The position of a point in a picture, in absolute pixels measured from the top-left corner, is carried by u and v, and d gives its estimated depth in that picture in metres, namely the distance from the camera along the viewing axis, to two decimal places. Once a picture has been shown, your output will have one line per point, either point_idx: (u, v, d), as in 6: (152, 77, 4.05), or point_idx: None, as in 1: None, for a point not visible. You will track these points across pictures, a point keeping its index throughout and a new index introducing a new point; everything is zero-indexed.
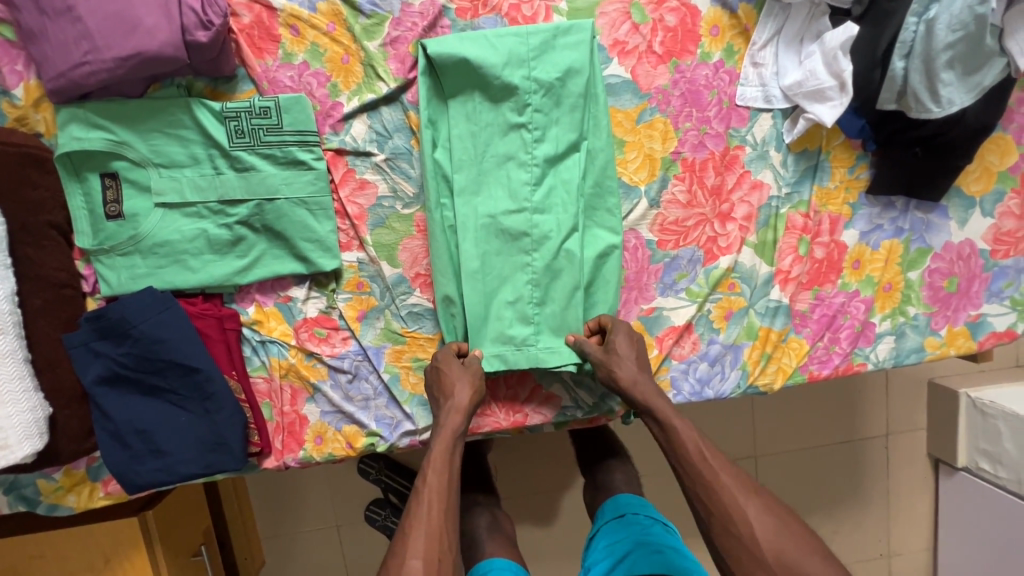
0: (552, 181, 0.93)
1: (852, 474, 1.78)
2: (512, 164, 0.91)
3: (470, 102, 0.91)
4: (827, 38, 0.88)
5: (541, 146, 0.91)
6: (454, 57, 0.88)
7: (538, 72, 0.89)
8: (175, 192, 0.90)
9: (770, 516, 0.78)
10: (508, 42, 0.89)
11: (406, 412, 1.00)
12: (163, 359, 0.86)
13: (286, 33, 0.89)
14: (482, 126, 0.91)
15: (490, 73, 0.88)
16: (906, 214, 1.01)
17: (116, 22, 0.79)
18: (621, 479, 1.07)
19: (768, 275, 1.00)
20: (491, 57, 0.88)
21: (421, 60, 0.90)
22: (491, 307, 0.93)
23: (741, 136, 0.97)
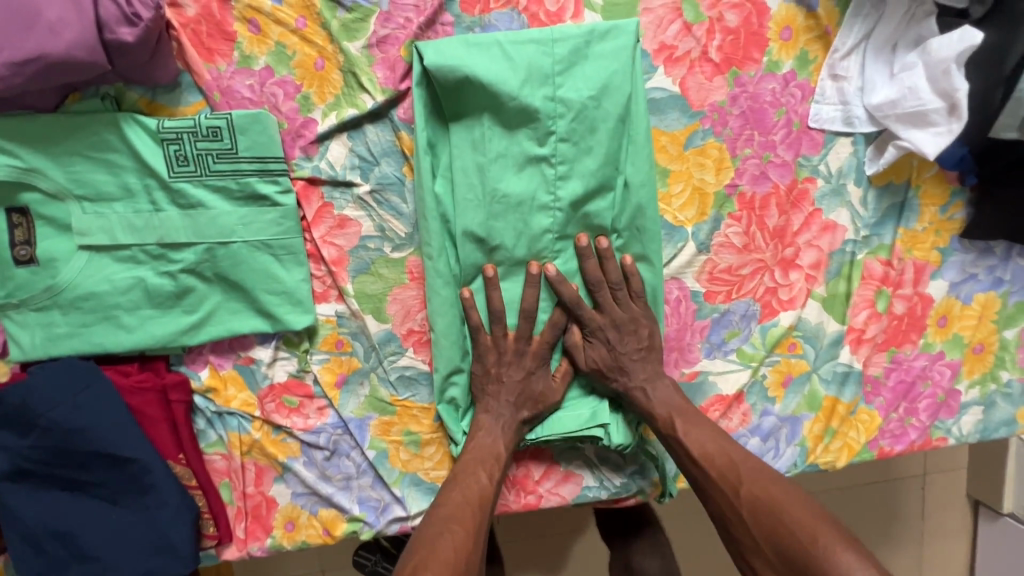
0: (581, 227, 0.74)
1: (885, 520, 1.62)
2: (532, 206, 0.73)
3: (479, 127, 0.72)
4: (933, 47, 0.69)
5: (568, 183, 0.72)
6: (459, 71, 0.69)
7: (566, 91, 0.70)
8: (103, 232, 0.71)
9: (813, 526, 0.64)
10: (528, 51, 0.69)
11: (395, 495, 0.82)
12: (85, 450, 0.68)
13: (243, 30, 0.70)
14: (494, 159, 0.72)
15: (505, 91, 0.69)
16: (1006, 262, 0.83)
17: (9, 15, 0.59)
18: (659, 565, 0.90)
19: (838, 334, 0.82)
20: (506, 70, 0.69)
21: (417, 72, 0.70)
22: (504, 380, 0.77)
23: (812, 166, 0.78)
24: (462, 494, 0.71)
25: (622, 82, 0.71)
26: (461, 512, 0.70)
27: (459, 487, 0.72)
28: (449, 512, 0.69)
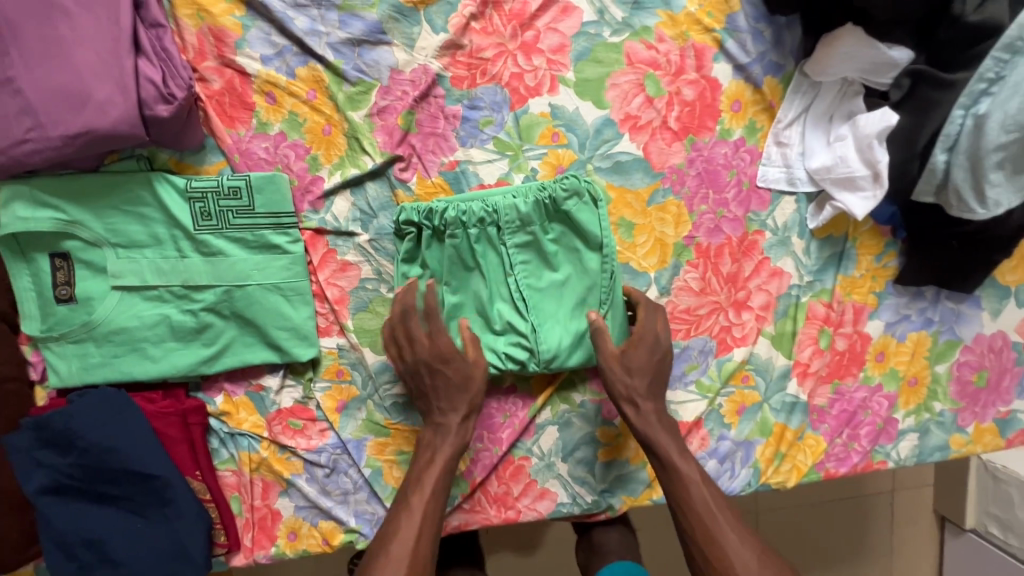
0: (553, 336, 0.84)
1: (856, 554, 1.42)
2: (509, 310, 0.85)
3: (463, 251, 0.83)
4: (860, 122, 0.80)
5: (539, 306, 0.85)
6: (451, 212, 0.81)
7: (548, 234, 0.84)
8: (135, 275, 0.80)
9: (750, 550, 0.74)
10: (518, 200, 0.82)
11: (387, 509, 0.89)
12: (115, 468, 0.78)
13: (261, 101, 0.80)
14: (474, 275, 0.85)
15: (490, 232, 0.82)
16: (936, 305, 0.94)
17: (64, 97, 0.69)
18: (616, 538, 0.99)
19: (785, 368, 0.93)
20: (496, 221, 0.82)
21: (413, 210, 0.81)
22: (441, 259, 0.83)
23: (761, 221, 0.89)
24: (441, 419, 0.80)
25: (597, 234, 0.83)
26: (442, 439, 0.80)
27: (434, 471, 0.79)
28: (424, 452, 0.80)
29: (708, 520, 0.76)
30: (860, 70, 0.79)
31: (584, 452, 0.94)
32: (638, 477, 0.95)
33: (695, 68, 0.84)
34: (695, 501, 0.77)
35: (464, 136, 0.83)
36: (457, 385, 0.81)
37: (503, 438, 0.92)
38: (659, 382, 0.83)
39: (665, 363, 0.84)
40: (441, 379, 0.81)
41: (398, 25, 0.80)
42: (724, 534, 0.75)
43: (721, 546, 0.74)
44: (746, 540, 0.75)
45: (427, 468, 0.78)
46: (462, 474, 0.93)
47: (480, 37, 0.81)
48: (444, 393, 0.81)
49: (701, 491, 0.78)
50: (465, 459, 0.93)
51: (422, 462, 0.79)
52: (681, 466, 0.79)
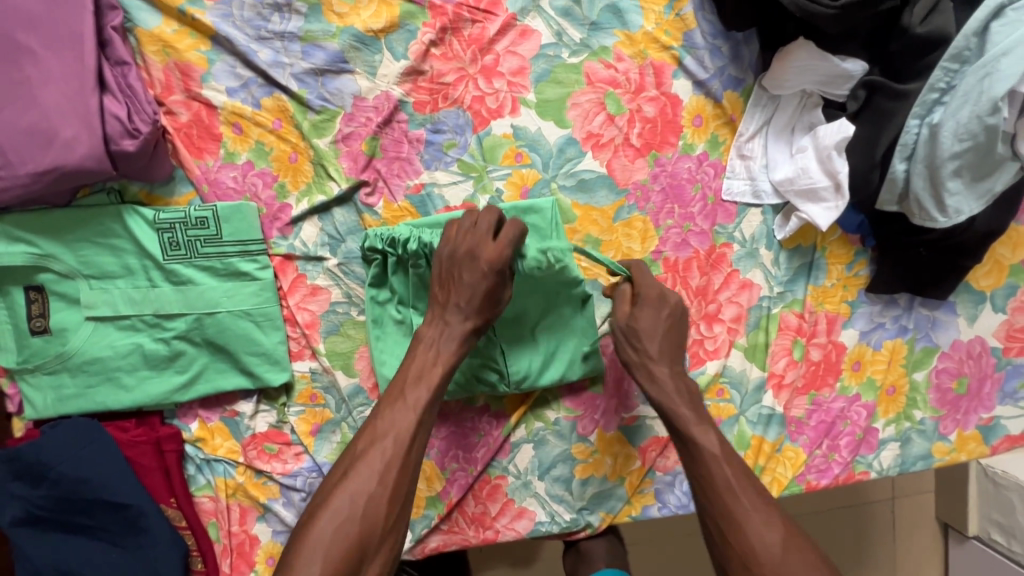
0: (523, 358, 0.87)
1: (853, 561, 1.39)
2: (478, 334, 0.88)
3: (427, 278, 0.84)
4: (820, 133, 0.81)
5: (507, 330, 0.87)
6: (413, 242, 0.81)
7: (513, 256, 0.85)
8: (107, 305, 0.82)
9: (782, 541, 0.67)
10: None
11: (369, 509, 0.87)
12: (88, 497, 0.78)
13: (228, 132, 0.82)
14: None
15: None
16: (910, 312, 0.93)
17: (31, 135, 0.71)
18: (605, 546, 0.97)
19: (760, 380, 0.92)
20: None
21: (378, 239, 0.82)
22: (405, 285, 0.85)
23: (728, 233, 0.89)
24: (385, 422, 0.71)
25: None
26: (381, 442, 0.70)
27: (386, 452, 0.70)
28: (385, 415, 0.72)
29: (717, 482, 0.72)
30: (816, 82, 0.80)
31: (560, 470, 0.94)
32: (616, 494, 0.94)
33: (655, 85, 0.85)
34: (716, 478, 0.72)
35: (428, 160, 0.85)
36: (415, 388, 0.74)
37: (478, 458, 0.93)
38: (672, 353, 0.81)
39: (680, 324, 0.83)
40: (402, 374, 0.75)
41: (359, 54, 0.82)
42: (740, 506, 0.70)
43: (730, 508, 0.70)
44: (771, 533, 0.68)
45: (364, 471, 0.68)
46: (439, 494, 0.93)
47: (441, 62, 0.82)
48: (396, 391, 0.74)
49: (715, 456, 0.73)
50: (441, 479, 0.93)
51: (345, 463, 0.70)
52: (710, 445, 0.74)
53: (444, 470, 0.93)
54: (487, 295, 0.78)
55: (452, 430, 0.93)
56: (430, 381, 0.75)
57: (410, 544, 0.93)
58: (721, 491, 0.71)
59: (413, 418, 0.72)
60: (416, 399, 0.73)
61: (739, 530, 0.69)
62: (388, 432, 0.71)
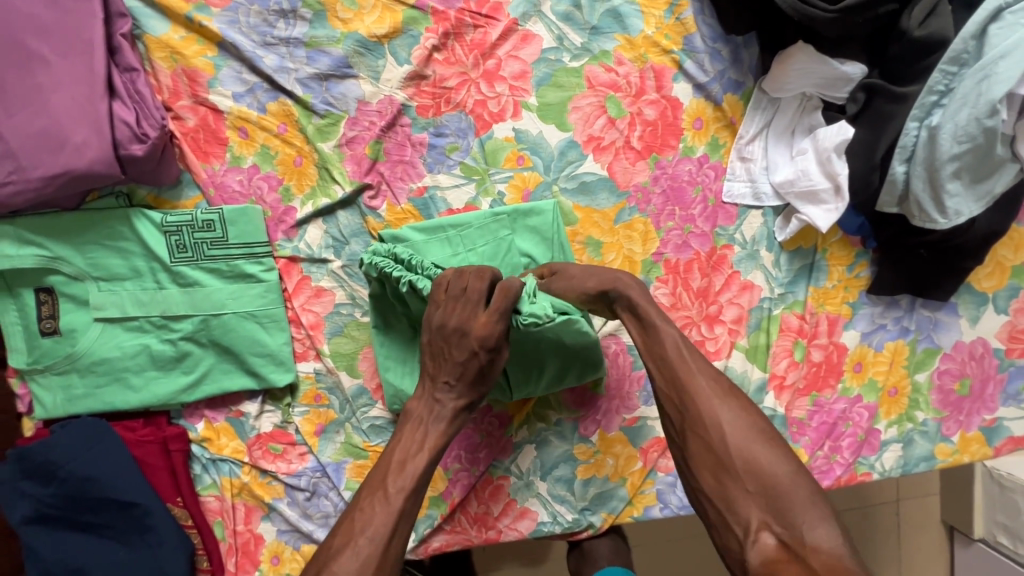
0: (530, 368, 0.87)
1: None
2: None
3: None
4: (820, 135, 0.81)
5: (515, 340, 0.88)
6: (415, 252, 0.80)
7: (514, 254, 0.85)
8: (116, 306, 0.83)
9: (772, 456, 0.59)
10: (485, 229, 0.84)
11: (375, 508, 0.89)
12: (96, 496, 0.80)
13: (234, 136, 0.83)
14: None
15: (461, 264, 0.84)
16: (911, 313, 0.93)
17: (42, 140, 0.72)
18: (608, 547, 0.97)
19: (761, 381, 0.92)
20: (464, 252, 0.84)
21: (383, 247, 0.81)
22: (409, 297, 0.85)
23: (728, 235, 0.89)
24: (365, 514, 0.63)
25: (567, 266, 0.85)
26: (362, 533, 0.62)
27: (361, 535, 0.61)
28: (366, 498, 0.65)
29: (687, 378, 0.65)
30: (815, 85, 0.80)
31: (562, 470, 0.94)
32: (618, 495, 0.94)
33: (655, 89, 0.86)
34: (698, 405, 0.63)
35: (430, 163, 0.86)
36: (396, 475, 0.67)
37: (481, 458, 0.93)
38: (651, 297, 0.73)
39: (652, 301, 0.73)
40: (379, 469, 0.69)
41: (363, 59, 0.83)
42: (719, 423, 0.61)
43: (706, 422, 0.62)
44: (753, 444, 0.59)
45: (338, 565, 0.59)
46: (442, 494, 0.94)
47: (443, 67, 0.84)
48: (377, 481, 0.67)
49: (683, 357, 0.66)
50: (444, 479, 0.94)
51: (323, 556, 0.61)
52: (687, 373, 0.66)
53: (447, 470, 0.94)
54: (477, 371, 0.73)
55: (455, 430, 0.93)
56: (414, 474, 0.67)
57: (413, 544, 0.94)
58: (696, 410, 0.63)
59: (393, 505, 0.64)
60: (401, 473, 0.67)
61: (718, 449, 0.60)
62: (364, 529, 0.62)
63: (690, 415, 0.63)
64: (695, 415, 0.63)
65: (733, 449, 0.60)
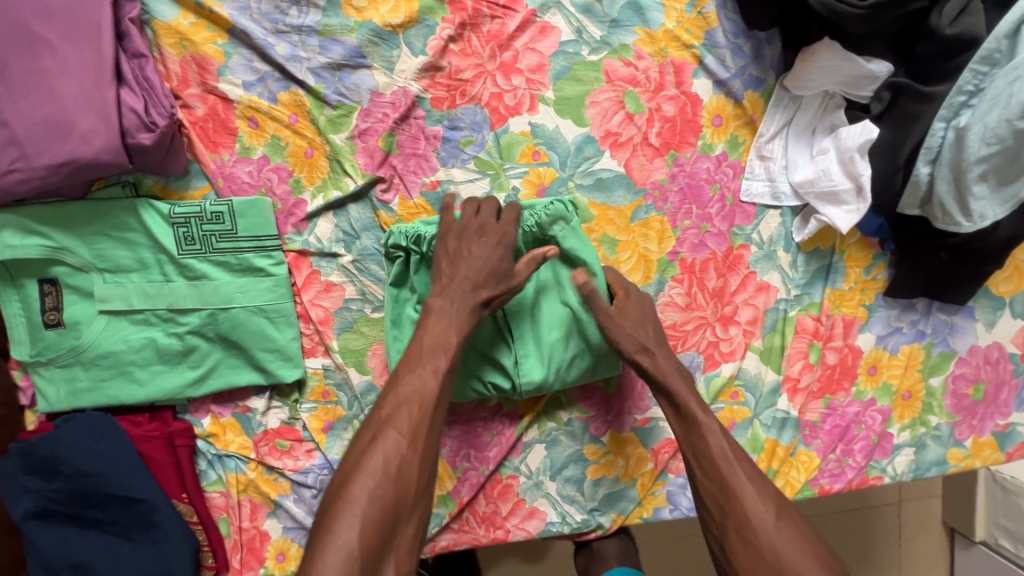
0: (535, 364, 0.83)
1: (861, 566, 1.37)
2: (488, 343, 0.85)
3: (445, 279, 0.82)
4: (842, 135, 0.79)
5: (522, 337, 0.84)
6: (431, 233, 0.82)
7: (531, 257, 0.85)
8: (121, 299, 0.81)
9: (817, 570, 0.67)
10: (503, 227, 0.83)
11: None
12: (101, 492, 0.78)
13: (244, 126, 0.81)
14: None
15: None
16: (928, 317, 0.92)
17: (48, 128, 0.70)
18: (616, 547, 0.96)
19: (775, 383, 0.91)
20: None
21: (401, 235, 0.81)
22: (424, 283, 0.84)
23: (746, 235, 0.88)
24: (401, 395, 0.72)
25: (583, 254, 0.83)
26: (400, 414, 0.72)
27: (409, 422, 0.71)
28: (406, 393, 0.73)
29: (726, 470, 0.73)
30: (840, 83, 0.78)
31: (572, 470, 0.93)
32: (628, 495, 0.94)
33: (675, 84, 0.84)
34: (750, 517, 0.70)
35: (444, 156, 0.84)
36: (427, 355, 0.75)
37: (490, 457, 0.92)
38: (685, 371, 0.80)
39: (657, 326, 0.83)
40: (412, 348, 0.76)
41: (377, 49, 0.81)
42: (769, 539, 0.68)
43: (756, 534, 0.69)
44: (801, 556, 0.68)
45: (382, 458, 0.68)
46: (450, 493, 0.92)
47: (459, 58, 0.82)
48: (410, 363, 0.75)
49: (722, 446, 0.74)
50: (453, 478, 0.92)
51: (365, 440, 0.71)
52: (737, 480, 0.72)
53: (456, 469, 0.93)
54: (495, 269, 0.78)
55: (464, 428, 0.92)
56: (445, 350, 0.75)
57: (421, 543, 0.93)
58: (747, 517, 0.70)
59: (424, 387, 0.73)
60: (438, 359, 0.75)
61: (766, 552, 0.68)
62: (411, 400, 0.72)
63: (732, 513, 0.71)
64: (738, 511, 0.71)
65: (772, 541, 0.68)
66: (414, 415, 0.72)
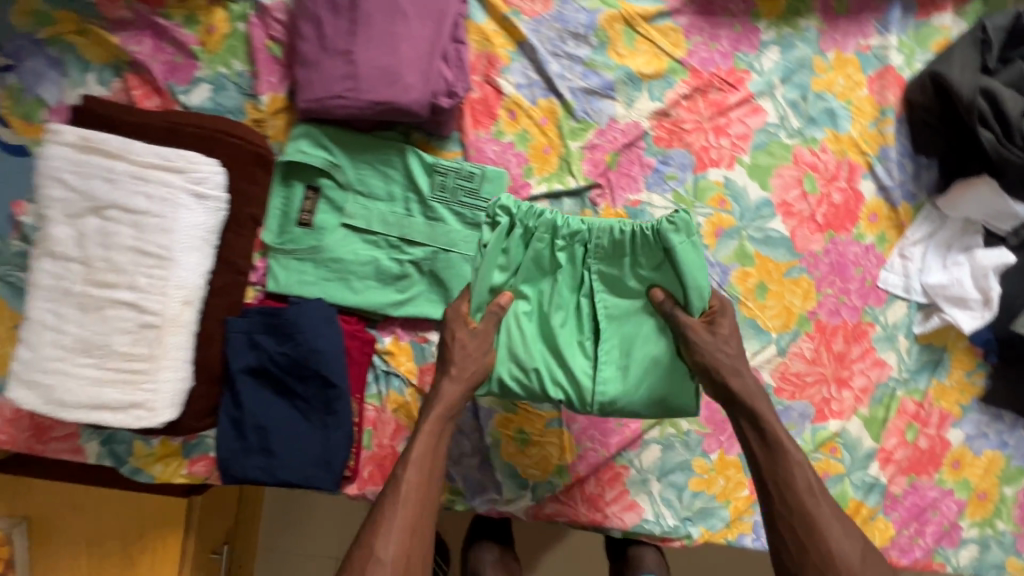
0: (611, 381, 0.86)
1: None
2: (553, 337, 0.87)
3: (543, 256, 0.88)
4: (978, 256, 0.98)
5: (609, 355, 0.87)
6: (547, 217, 0.85)
7: (642, 269, 0.87)
8: (365, 219, 0.97)
9: (836, 521, 0.78)
10: (615, 226, 0.85)
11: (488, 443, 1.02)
12: (311, 367, 0.91)
13: (504, 115, 1.00)
14: (544, 280, 0.89)
15: (576, 252, 0.88)
16: (1012, 430, 1.05)
17: (382, 74, 0.89)
18: (654, 560, 1.06)
19: (870, 450, 1.03)
20: (585, 242, 0.87)
21: (514, 203, 0.85)
22: (528, 271, 0.88)
23: (874, 315, 1.03)
24: (420, 450, 0.79)
25: (694, 287, 0.83)
26: (424, 462, 0.78)
27: (417, 459, 0.78)
28: (420, 450, 0.79)
29: (788, 446, 0.80)
30: (985, 214, 0.97)
31: (677, 477, 1.04)
32: (719, 514, 1.03)
33: (846, 179, 1.03)
34: (797, 480, 0.79)
35: (651, 183, 1.02)
36: (437, 447, 0.79)
37: (611, 443, 1.03)
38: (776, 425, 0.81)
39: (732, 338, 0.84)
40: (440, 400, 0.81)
41: (625, 88, 1.01)
42: (803, 490, 0.78)
43: (801, 496, 0.78)
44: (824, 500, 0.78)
45: (403, 502, 0.75)
46: (567, 465, 1.03)
47: (686, 112, 1.02)
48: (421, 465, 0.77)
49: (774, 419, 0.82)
50: (573, 453, 1.03)
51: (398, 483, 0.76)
52: (787, 444, 0.80)
53: (577, 446, 1.04)
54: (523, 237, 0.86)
55: (596, 413, 1.04)
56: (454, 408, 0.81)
57: (528, 502, 1.03)
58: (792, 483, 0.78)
59: (428, 479, 0.78)
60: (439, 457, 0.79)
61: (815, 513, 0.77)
62: (411, 485, 0.76)
63: (825, 565, 0.75)
64: (783, 474, 0.79)
65: (818, 502, 0.78)
66: (424, 463, 0.78)
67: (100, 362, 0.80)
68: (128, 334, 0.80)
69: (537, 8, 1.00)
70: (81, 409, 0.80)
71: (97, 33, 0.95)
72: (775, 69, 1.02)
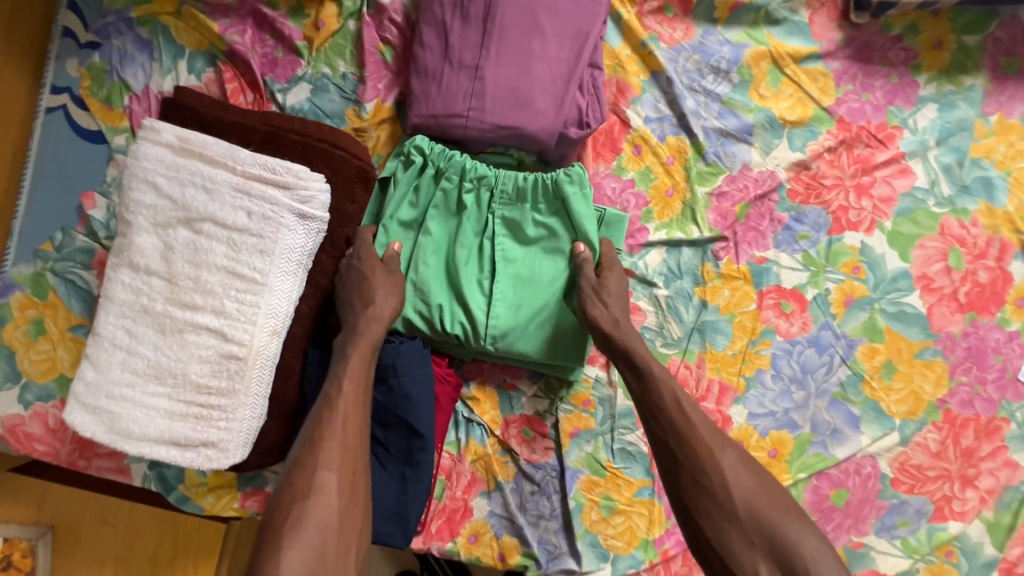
0: (504, 320, 0.83)
1: None
2: (456, 281, 0.84)
3: (450, 197, 0.85)
4: None
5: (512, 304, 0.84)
6: (458, 159, 0.83)
7: (539, 214, 0.85)
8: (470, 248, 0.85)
9: (764, 498, 0.66)
10: (519, 176, 0.84)
11: (569, 507, 0.92)
12: (398, 414, 0.82)
13: (628, 150, 0.91)
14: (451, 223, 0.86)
15: (483, 196, 0.84)
16: None
17: (511, 96, 0.79)
18: None
19: (993, 559, 0.92)
20: (492, 187, 0.84)
21: (429, 144, 0.84)
22: (446, 217, 0.85)
23: (1011, 410, 0.93)
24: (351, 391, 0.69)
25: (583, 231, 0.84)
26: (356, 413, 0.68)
27: (334, 396, 0.68)
28: (349, 385, 0.69)
29: (681, 417, 0.72)
30: None
31: None
32: None
33: (996, 257, 0.93)
34: (713, 462, 0.68)
35: (780, 241, 0.92)
36: (364, 383, 0.70)
37: None
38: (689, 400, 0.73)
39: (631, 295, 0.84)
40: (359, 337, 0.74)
41: (764, 133, 0.91)
42: (713, 461, 0.68)
43: (698, 457, 0.69)
44: (737, 470, 0.67)
45: (341, 468, 0.63)
46: (654, 541, 0.92)
47: (827, 166, 0.92)
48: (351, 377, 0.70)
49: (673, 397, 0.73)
50: (662, 528, 0.93)
51: (333, 433, 0.65)
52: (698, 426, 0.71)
53: (667, 519, 0.94)
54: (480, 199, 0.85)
55: None
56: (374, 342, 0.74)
57: None
58: (706, 461, 0.69)
59: (359, 422, 0.67)
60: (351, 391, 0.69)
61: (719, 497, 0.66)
62: (341, 433, 0.65)
63: None
64: (687, 446, 0.70)
65: (731, 482, 0.67)
66: (353, 406, 0.68)
67: (173, 392, 0.71)
68: (207, 364, 0.71)
69: (677, 36, 0.90)
70: (145, 442, 0.71)
71: (195, 17, 0.87)
72: (931, 129, 0.92)
